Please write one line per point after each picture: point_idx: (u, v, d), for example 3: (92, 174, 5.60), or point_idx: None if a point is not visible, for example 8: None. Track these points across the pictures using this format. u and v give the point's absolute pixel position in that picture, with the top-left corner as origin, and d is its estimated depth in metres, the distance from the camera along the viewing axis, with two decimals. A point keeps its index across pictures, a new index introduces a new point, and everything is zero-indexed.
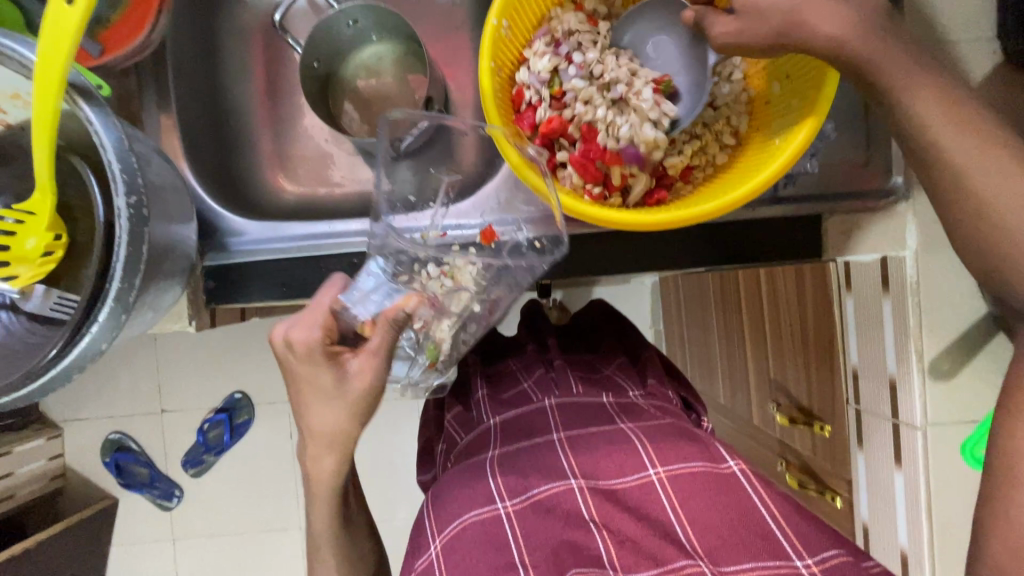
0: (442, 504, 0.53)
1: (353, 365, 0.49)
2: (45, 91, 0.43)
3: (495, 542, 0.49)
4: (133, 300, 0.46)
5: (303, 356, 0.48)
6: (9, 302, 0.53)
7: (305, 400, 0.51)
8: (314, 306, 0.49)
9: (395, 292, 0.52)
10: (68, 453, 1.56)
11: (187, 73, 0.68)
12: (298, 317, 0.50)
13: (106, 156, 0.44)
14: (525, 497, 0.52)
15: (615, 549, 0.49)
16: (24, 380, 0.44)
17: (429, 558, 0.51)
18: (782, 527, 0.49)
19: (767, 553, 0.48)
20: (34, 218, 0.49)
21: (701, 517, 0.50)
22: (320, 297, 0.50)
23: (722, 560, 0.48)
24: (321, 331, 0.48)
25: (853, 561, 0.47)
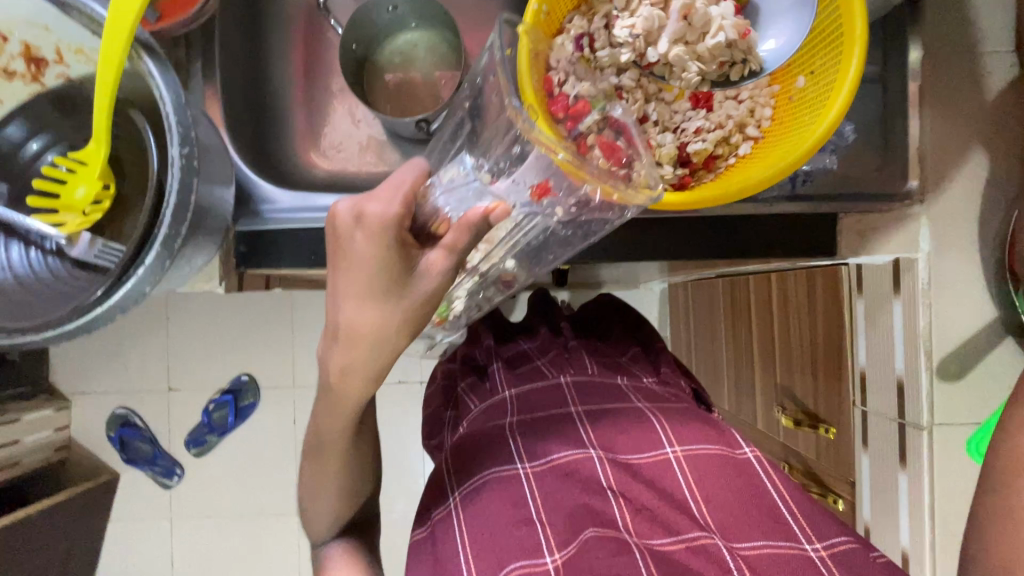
0: (466, 462, 0.59)
1: (424, 258, 0.48)
2: (113, 44, 0.45)
3: (515, 499, 0.54)
4: (177, 247, 0.49)
5: (374, 233, 0.45)
6: (55, 247, 0.54)
7: (359, 291, 0.47)
8: (396, 182, 0.47)
9: (482, 194, 0.51)
10: (74, 425, 1.58)
11: (232, 47, 0.71)
12: (372, 192, 0.47)
13: (165, 110, 0.47)
14: (544, 462, 0.56)
15: (632, 517, 0.53)
16: (73, 315, 0.47)
17: (447, 509, 0.57)
18: (793, 512, 0.52)
19: (779, 534, 0.51)
20: (87, 167, 0.52)
21: (716, 495, 0.53)
22: (402, 176, 0.48)
23: (735, 537, 0.51)
24: (399, 208, 0.46)
25: (862, 550, 0.49)
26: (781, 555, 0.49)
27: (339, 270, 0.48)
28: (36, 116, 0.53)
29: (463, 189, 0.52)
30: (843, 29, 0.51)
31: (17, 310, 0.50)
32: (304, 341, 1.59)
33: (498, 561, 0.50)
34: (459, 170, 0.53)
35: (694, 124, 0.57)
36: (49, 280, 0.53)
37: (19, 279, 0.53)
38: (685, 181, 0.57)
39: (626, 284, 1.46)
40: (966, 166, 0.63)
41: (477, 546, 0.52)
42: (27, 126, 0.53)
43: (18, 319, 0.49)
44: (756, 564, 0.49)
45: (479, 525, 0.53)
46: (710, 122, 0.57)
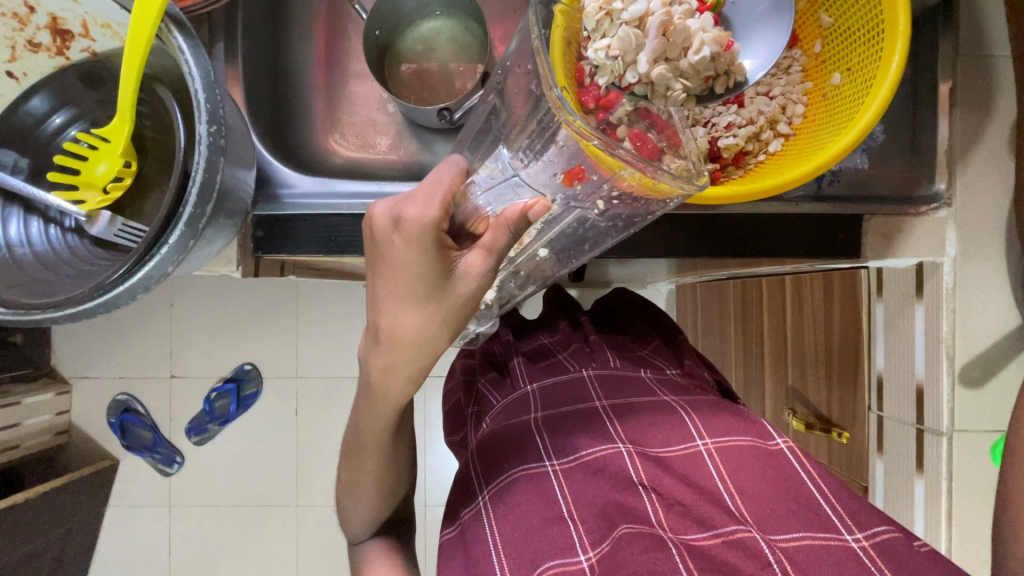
0: (493, 456, 0.60)
1: (462, 260, 0.47)
2: (143, 17, 0.44)
3: (545, 496, 0.54)
4: (201, 227, 0.48)
5: (413, 235, 0.45)
6: (75, 224, 0.54)
7: (399, 294, 0.47)
8: (434, 183, 0.47)
9: (520, 190, 0.50)
10: (75, 410, 1.57)
11: (254, 29, 0.70)
12: (410, 194, 0.47)
13: (194, 86, 0.46)
14: (573, 458, 0.56)
15: (664, 512, 0.52)
16: (92, 294, 0.46)
17: (477, 507, 0.57)
18: (831, 501, 0.51)
19: (819, 525, 0.49)
20: (109, 144, 0.51)
21: (750, 487, 0.52)
22: (441, 176, 0.48)
23: (773, 529, 0.50)
24: (437, 211, 0.45)
25: (906, 540, 0.48)
26: (822, 546, 0.48)
27: (378, 274, 0.47)
28: (60, 89, 0.51)
29: (500, 184, 0.51)
30: (885, 26, 0.50)
31: (36, 287, 0.49)
32: (309, 332, 1.59)
33: (530, 559, 0.50)
34: (496, 163, 0.52)
35: (725, 119, 0.56)
36: (67, 257, 0.53)
37: (36, 255, 0.52)
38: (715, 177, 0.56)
39: (634, 284, 1.45)
40: (992, 172, 0.62)
41: (511, 544, 0.52)
42: (51, 99, 0.52)
43: (36, 296, 0.48)
44: (797, 556, 0.48)
45: (510, 522, 0.53)
46: (741, 118, 0.56)
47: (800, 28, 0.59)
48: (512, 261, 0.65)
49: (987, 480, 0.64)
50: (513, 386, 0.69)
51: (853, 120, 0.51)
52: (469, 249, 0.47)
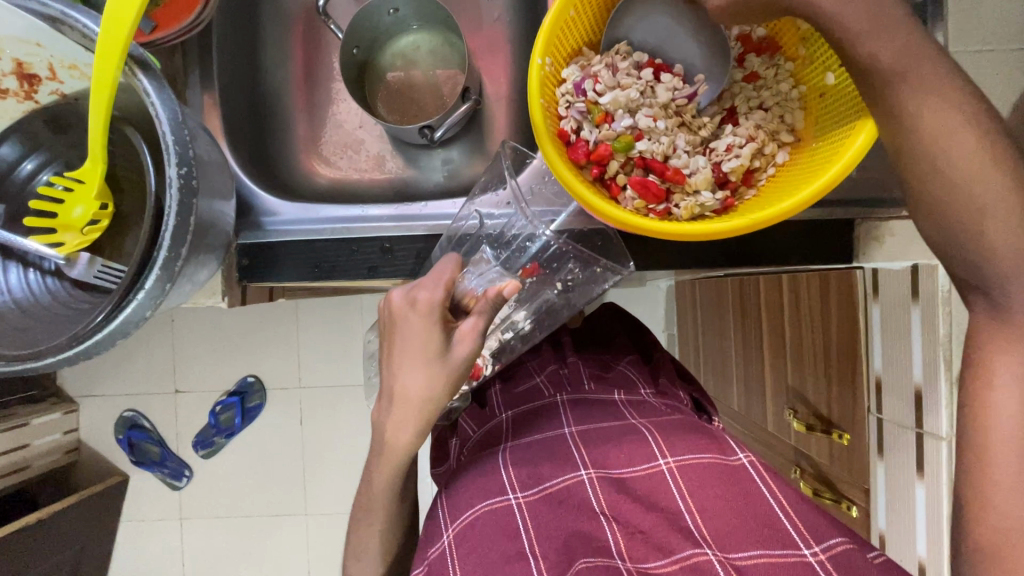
0: (456, 498, 0.62)
1: (459, 328, 0.51)
2: (106, 65, 0.44)
3: (508, 533, 0.57)
4: (178, 269, 0.47)
5: (424, 312, 0.51)
6: (53, 267, 0.53)
7: (409, 355, 0.51)
8: (436, 272, 0.52)
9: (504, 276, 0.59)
10: (82, 428, 1.58)
11: (229, 54, 0.69)
12: (418, 281, 0.53)
13: (161, 128, 0.46)
14: (537, 490, 0.59)
15: (625, 540, 0.56)
16: (70, 344, 0.45)
17: (442, 547, 0.58)
18: (790, 516, 0.55)
19: (774, 542, 0.53)
20: (83, 186, 0.51)
21: (709, 506, 0.56)
22: (443, 267, 0.53)
23: (730, 548, 0.54)
24: (443, 292, 0.51)
25: (860, 552, 0.52)
26: (779, 563, 0.52)
27: (394, 343, 0.52)
28: (30, 134, 0.52)
29: (491, 272, 0.59)
30: None
31: (15, 336, 0.48)
32: (309, 343, 1.59)
33: None
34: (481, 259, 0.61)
35: (724, 142, 0.56)
36: (47, 302, 0.52)
37: (17, 302, 0.51)
38: (728, 203, 0.55)
39: (632, 283, 1.44)
40: None
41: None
42: (21, 145, 0.52)
43: (17, 346, 0.47)
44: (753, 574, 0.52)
45: (471, 561, 0.56)
46: (739, 138, 0.56)
47: (778, 33, 0.57)
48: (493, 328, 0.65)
49: None
50: (489, 415, 0.73)
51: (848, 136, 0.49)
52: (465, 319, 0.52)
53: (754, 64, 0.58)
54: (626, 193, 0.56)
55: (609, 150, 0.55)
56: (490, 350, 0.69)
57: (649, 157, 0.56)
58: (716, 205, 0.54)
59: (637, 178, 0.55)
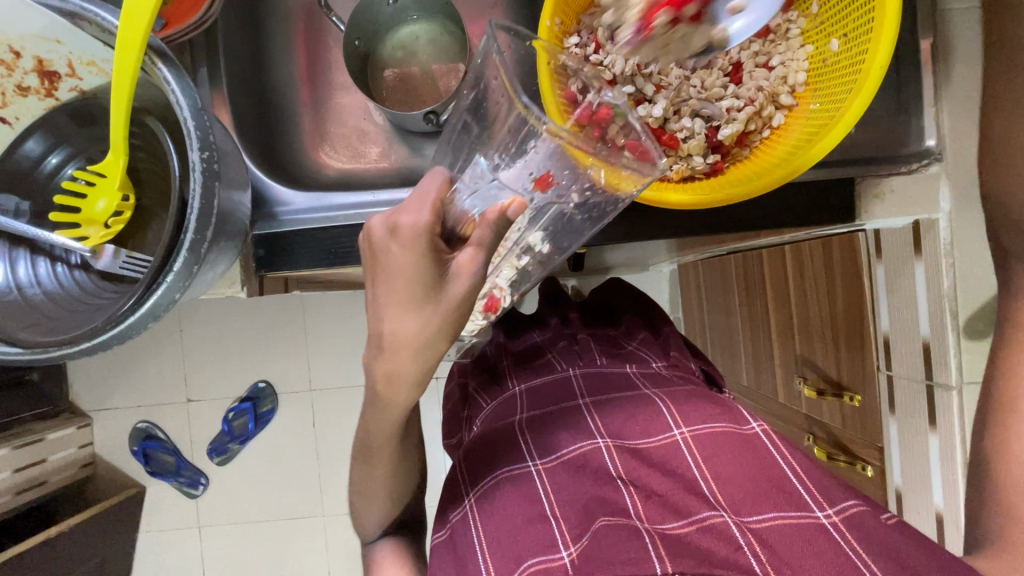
0: (478, 470, 0.64)
1: (455, 260, 0.46)
2: (128, 55, 0.45)
3: (528, 497, 0.58)
4: (204, 252, 0.49)
5: (409, 242, 0.45)
6: (80, 260, 0.55)
7: (401, 299, 0.46)
8: (422, 193, 0.47)
9: (501, 191, 0.50)
10: (97, 441, 1.59)
11: (235, 51, 0.71)
12: (401, 205, 0.47)
13: (182, 114, 0.47)
14: (555, 457, 0.61)
15: (642, 502, 0.57)
16: (103, 327, 0.47)
17: (464, 512, 0.61)
18: (803, 480, 0.55)
19: (789, 505, 0.53)
20: (107, 179, 0.52)
21: (723, 472, 0.56)
22: (428, 186, 0.47)
23: (745, 512, 0.54)
24: (430, 215, 0.45)
25: (873, 515, 0.51)
26: (792, 525, 0.52)
27: (381, 281, 0.47)
28: (54, 129, 0.53)
29: (486, 187, 0.50)
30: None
31: (50, 326, 0.50)
32: (319, 344, 1.60)
33: (516, 558, 0.55)
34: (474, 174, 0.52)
35: (724, 103, 0.58)
36: (76, 293, 0.53)
37: (47, 293, 0.53)
38: (718, 167, 0.58)
39: (636, 268, 1.46)
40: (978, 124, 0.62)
41: (495, 545, 0.56)
42: (46, 140, 0.53)
43: (50, 333, 0.49)
44: (768, 538, 0.52)
45: (493, 526, 0.58)
46: (739, 100, 0.58)
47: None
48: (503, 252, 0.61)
49: None
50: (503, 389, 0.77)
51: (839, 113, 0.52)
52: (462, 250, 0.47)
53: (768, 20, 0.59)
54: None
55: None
56: (507, 280, 0.68)
57: (649, 123, 0.58)
58: (706, 168, 0.58)
59: None
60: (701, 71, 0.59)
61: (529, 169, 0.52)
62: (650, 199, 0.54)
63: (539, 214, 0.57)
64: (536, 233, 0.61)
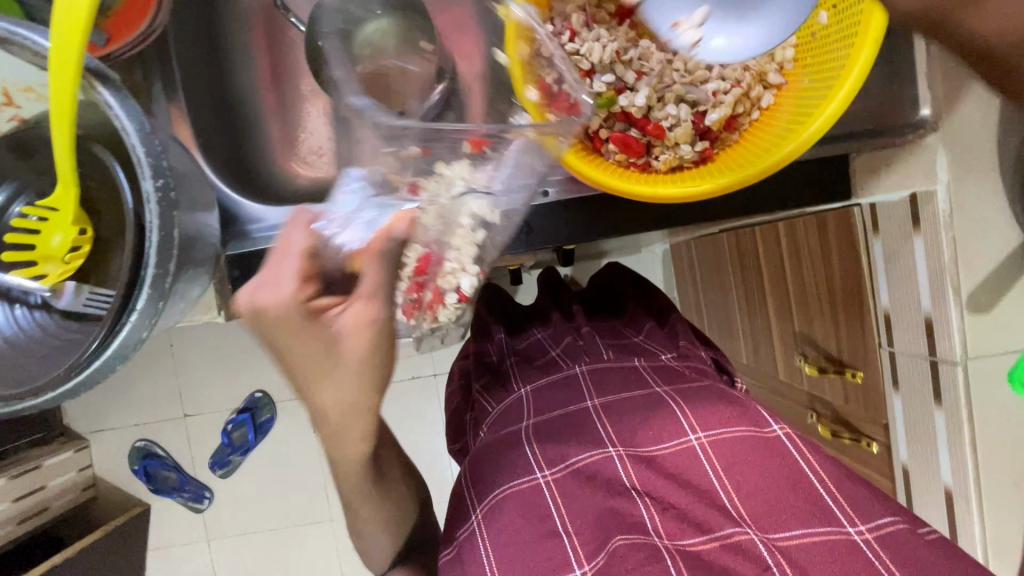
0: (483, 477, 0.63)
1: (327, 313, 0.48)
2: (62, 81, 0.42)
3: (539, 513, 0.57)
4: (168, 286, 0.46)
5: (285, 317, 0.46)
6: (39, 301, 0.51)
7: (311, 369, 0.48)
8: (286, 257, 0.47)
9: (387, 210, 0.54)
10: (96, 463, 1.57)
11: (191, 61, 0.67)
12: (263, 277, 0.47)
13: (130, 141, 0.44)
14: (564, 467, 0.60)
15: (660, 517, 0.56)
16: (68, 374, 0.44)
17: (471, 526, 0.60)
18: (832, 494, 0.54)
19: (818, 521, 0.53)
20: (58, 213, 0.49)
21: (746, 483, 0.56)
22: (297, 242, 0.48)
23: (771, 527, 0.54)
24: (296, 285, 0.46)
25: (912, 531, 0.51)
26: (820, 541, 0.52)
27: (289, 359, 0.48)
28: None
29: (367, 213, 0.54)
30: None
31: (11, 375, 0.47)
32: None
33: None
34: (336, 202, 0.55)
35: (711, 86, 0.54)
36: (38, 337, 0.50)
37: (7, 339, 0.50)
38: (706, 154, 0.55)
39: (627, 251, 1.43)
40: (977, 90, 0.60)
41: (506, 560, 0.56)
42: None
43: (12, 385, 0.46)
44: (797, 555, 0.52)
45: (504, 541, 0.57)
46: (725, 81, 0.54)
47: None
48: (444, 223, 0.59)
49: (1006, 399, 0.64)
50: (508, 391, 0.74)
51: (828, 95, 0.49)
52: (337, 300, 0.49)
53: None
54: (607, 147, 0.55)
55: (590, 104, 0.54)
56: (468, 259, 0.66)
57: (632, 113, 0.55)
58: (694, 157, 0.55)
59: (618, 135, 0.54)
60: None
61: (457, 145, 0.53)
62: (643, 195, 0.51)
63: (472, 181, 0.56)
64: (477, 205, 0.58)
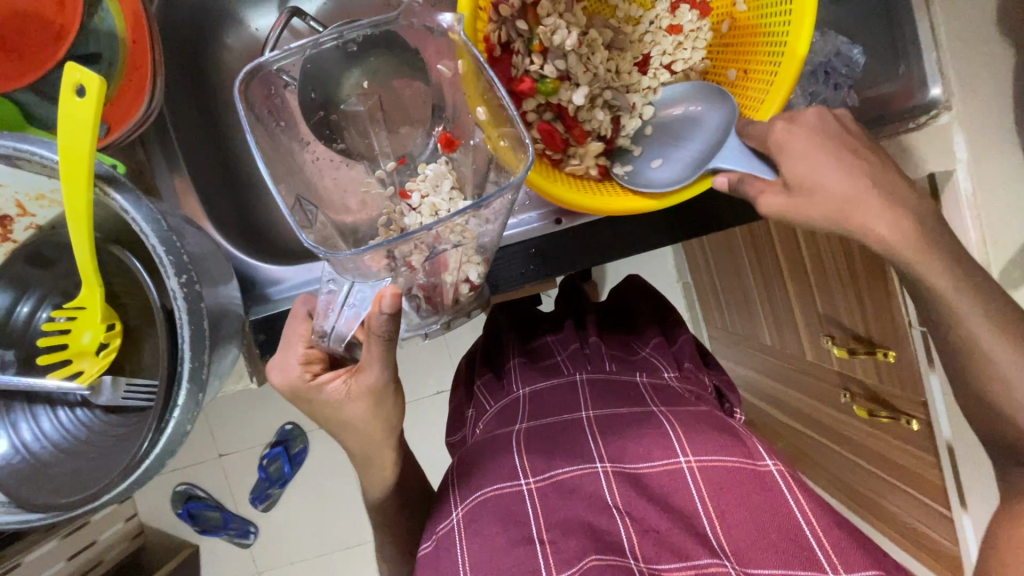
0: (469, 481, 0.62)
1: (325, 383, 0.55)
2: (77, 194, 0.42)
3: (517, 518, 0.57)
4: (206, 376, 0.46)
5: (292, 391, 0.55)
6: (80, 398, 0.52)
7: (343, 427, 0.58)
8: (291, 343, 0.55)
9: (361, 297, 0.49)
10: (141, 511, 1.60)
11: (189, 131, 0.67)
12: (281, 355, 0.56)
13: (149, 241, 0.44)
14: (547, 476, 0.60)
15: (638, 538, 0.56)
16: (121, 478, 0.44)
17: (451, 523, 0.59)
18: (819, 540, 0.53)
19: (799, 563, 0.52)
20: (86, 312, 0.50)
21: (731, 512, 0.55)
22: (296, 329, 0.55)
23: (748, 561, 0.53)
24: (298, 368, 0.55)
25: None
26: None
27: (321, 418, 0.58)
28: (17, 278, 0.50)
29: (332, 305, 0.51)
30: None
31: (69, 484, 0.47)
32: None
33: None
34: (325, 296, 0.52)
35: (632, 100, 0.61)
36: (85, 437, 0.51)
37: (56, 448, 0.50)
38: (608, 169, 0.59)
39: None
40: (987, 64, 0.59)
41: (478, 566, 0.55)
42: (10, 291, 0.50)
43: (73, 491, 0.47)
44: None
45: (479, 543, 0.56)
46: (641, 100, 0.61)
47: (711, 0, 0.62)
48: (436, 281, 0.53)
49: None
50: (507, 391, 0.74)
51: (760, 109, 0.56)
52: (334, 375, 0.55)
53: (681, 18, 0.62)
54: (530, 130, 0.57)
55: (532, 85, 0.56)
56: (473, 275, 0.55)
57: (563, 108, 0.57)
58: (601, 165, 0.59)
59: (545, 125, 0.56)
60: (619, 53, 0.61)
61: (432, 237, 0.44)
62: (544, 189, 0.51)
63: (458, 248, 0.48)
64: (469, 252, 0.50)
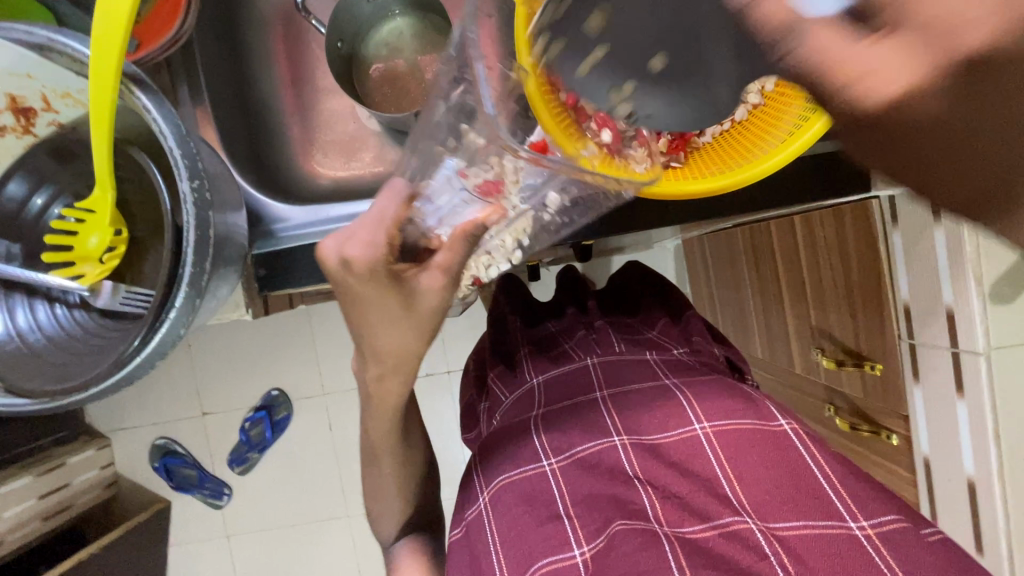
0: (492, 464, 0.63)
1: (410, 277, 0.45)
2: (101, 80, 0.43)
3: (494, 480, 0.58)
4: (205, 283, 0.47)
5: (364, 275, 0.43)
6: (78, 299, 0.53)
7: None
8: (375, 217, 0.43)
9: (469, 205, 0.45)
10: (118, 461, 1.58)
11: (216, 65, 0.68)
12: (352, 229, 0.44)
13: (168, 143, 0.45)
14: (569, 455, 0.60)
15: (661, 504, 0.56)
16: (112, 370, 0.45)
17: (479, 508, 0.62)
18: (836, 490, 0.53)
19: (819, 514, 0.52)
20: (95, 215, 0.51)
21: (750, 472, 0.55)
22: (384, 204, 0.43)
23: (771, 518, 0.53)
24: (382, 246, 0.43)
25: (911, 529, 0.49)
26: (824, 534, 0.50)
27: None
28: (34, 169, 0.52)
29: (447, 200, 0.45)
30: None
31: (56, 374, 0.48)
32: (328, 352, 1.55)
33: (528, 554, 0.54)
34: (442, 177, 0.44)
35: None
36: (79, 334, 0.52)
37: (49, 339, 0.51)
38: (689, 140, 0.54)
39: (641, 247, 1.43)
40: None
41: (505, 537, 0.56)
42: (27, 180, 0.52)
43: (55, 381, 0.48)
44: (797, 545, 0.50)
45: (503, 520, 0.57)
46: None
47: None
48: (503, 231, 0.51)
49: None
50: (521, 380, 0.74)
51: None
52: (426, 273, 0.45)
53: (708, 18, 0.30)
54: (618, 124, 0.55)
55: None
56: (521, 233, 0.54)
57: None
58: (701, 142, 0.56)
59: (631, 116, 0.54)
60: None
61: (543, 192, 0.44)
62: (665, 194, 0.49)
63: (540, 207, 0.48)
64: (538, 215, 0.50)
